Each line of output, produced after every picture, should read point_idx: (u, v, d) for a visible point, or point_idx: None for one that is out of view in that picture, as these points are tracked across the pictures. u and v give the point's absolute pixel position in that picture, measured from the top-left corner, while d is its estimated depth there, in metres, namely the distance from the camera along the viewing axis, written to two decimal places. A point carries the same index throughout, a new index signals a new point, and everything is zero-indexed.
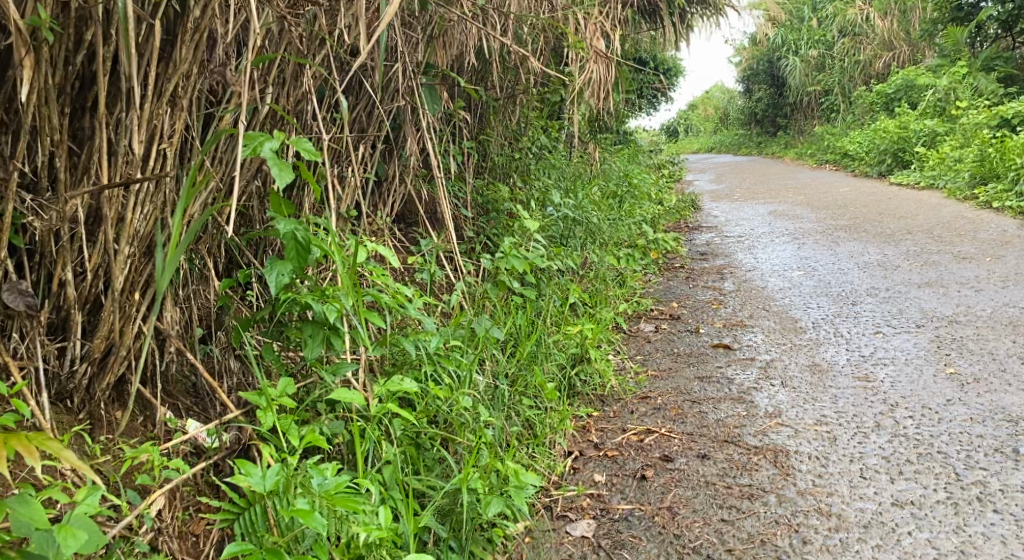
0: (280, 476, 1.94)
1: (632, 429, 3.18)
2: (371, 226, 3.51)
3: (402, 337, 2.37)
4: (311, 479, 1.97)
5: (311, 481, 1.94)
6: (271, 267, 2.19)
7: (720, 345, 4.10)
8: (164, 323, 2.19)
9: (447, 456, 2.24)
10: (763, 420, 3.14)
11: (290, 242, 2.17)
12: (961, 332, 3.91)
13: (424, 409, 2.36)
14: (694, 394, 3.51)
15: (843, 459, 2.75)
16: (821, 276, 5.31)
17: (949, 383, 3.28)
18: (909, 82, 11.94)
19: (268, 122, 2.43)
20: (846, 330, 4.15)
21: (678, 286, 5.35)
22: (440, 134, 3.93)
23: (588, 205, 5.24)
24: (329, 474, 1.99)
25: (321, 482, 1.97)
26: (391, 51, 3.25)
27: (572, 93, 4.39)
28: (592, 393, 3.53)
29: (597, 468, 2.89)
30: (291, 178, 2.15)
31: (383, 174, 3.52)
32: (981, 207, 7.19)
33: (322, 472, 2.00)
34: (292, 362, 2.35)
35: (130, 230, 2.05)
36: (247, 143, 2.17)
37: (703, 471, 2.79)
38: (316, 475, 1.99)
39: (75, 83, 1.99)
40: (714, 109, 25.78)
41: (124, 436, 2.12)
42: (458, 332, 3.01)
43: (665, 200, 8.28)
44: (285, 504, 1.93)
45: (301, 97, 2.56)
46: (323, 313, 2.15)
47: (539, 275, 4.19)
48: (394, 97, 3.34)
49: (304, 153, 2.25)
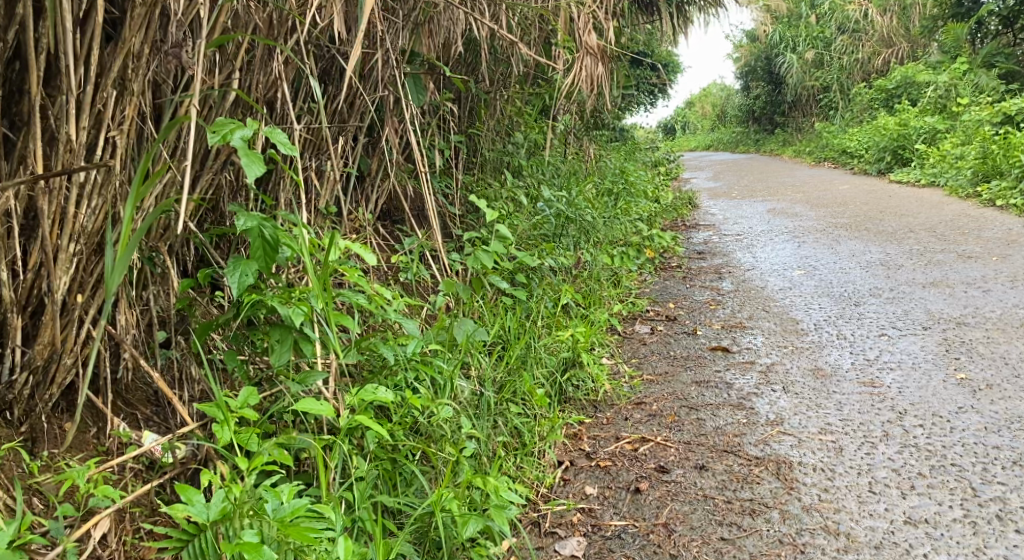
0: (225, 503, 1.78)
1: (626, 437, 3.01)
2: (353, 223, 3.35)
3: (379, 343, 2.19)
4: (265, 504, 1.81)
5: (266, 507, 1.79)
6: (235, 267, 1.99)
7: (718, 348, 3.94)
8: (117, 327, 2.04)
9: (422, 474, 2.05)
10: (764, 428, 2.98)
11: (256, 240, 1.99)
12: (969, 334, 3.76)
13: (400, 420, 2.18)
14: (691, 400, 3.34)
15: (850, 472, 2.58)
16: (822, 276, 5.15)
17: (960, 389, 3.12)
18: (908, 79, 11.79)
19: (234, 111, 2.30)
20: (850, 332, 3.99)
21: (675, 286, 5.18)
22: (425, 127, 3.76)
23: (582, 203, 5.08)
24: (285, 498, 1.83)
25: (276, 506, 1.81)
26: (367, 37, 3.09)
27: (560, 91, 4.16)
28: (585, 399, 3.37)
29: (589, 480, 2.72)
30: (262, 171, 1.97)
31: (366, 168, 3.39)
32: (985, 205, 7.04)
33: (278, 495, 1.84)
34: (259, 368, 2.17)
35: (75, 225, 1.90)
36: (214, 130, 1.99)
37: (701, 483, 2.62)
38: (271, 498, 1.84)
39: (10, 66, 1.84)
40: (710, 106, 25.63)
41: (71, 449, 1.96)
42: (443, 335, 2.85)
43: (661, 197, 8.11)
44: (232, 537, 1.75)
45: (271, 83, 2.40)
46: (291, 317, 1.97)
47: (530, 274, 4.02)
48: (378, 87, 3.21)
49: (275, 143, 2.08)
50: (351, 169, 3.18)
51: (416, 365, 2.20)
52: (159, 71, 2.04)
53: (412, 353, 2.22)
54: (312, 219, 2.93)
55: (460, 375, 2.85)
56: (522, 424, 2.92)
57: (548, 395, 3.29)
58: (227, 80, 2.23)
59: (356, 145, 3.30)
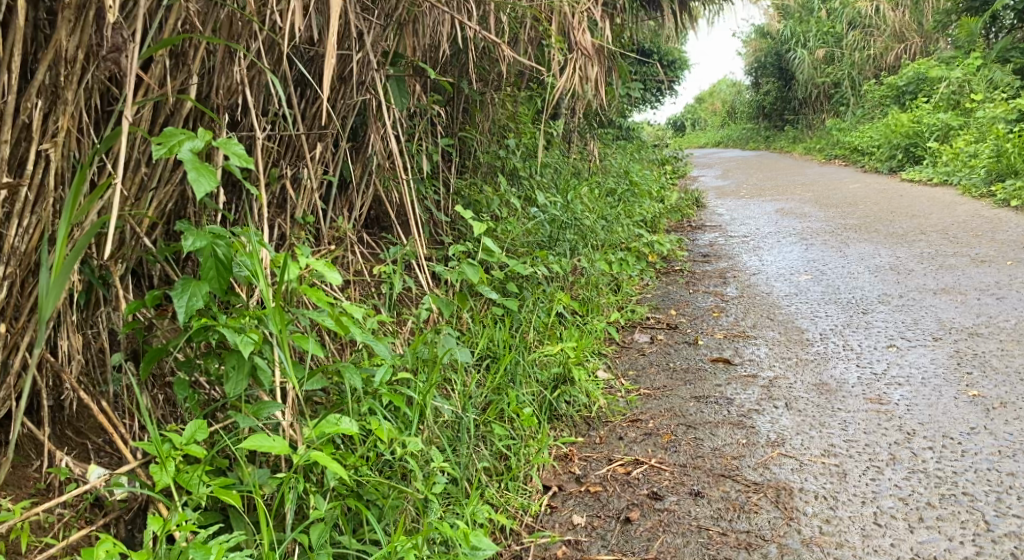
0: None
1: (618, 459, 2.86)
2: (334, 233, 3.21)
3: (345, 366, 2.03)
4: None
5: None
6: (183, 290, 1.83)
7: (720, 359, 3.78)
8: (58, 354, 2.00)
9: (379, 521, 1.91)
10: (764, 450, 2.82)
11: (208, 259, 1.83)
12: (983, 346, 3.58)
13: (362, 457, 2.04)
14: (689, 417, 3.19)
15: (854, 501, 2.43)
16: (830, 281, 4.98)
17: (972, 408, 2.96)
18: (921, 75, 11.57)
19: (191, 120, 2.20)
20: (857, 342, 3.82)
21: (678, 291, 5.01)
22: (410, 130, 3.61)
23: (581, 206, 4.92)
24: (213, 555, 1.68)
25: None
26: (342, 38, 2.96)
27: (554, 94, 3.97)
28: (577, 417, 3.21)
29: (577, 508, 2.57)
30: (212, 185, 1.83)
31: (349, 174, 3.26)
32: (999, 206, 6.85)
33: (207, 552, 1.69)
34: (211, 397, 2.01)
35: (6, 246, 1.92)
36: (161, 141, 1.86)
37: (696, 512, 2.48)
38: (199, 556, 1.68)
39: None
40: (719, 103, 25.37)
41: (8, 486, 1.95)
42: (424, 352, 2.70)
43: (667, 197, 7.92)
44: None
45: (232, 88, 2.27)
46: (240, 345, 1.81)
47: (522, 283, 3.87)
48: (360, 92, 3.09)
49: (229, 154, 1.93)
50: (330, 177, 3.05)
51: (384, 392, 2.04)
52: (99, 77, 2.02)
53: (381, 378, 2.06)
54: (287, 229, 2.79)
55: (441, 395, 2.70)
56: (508, 445, 2.77)
57: (539, 413, 3.14)
58: (182, 86, 2.14)
59: (338, 151, 3.17)
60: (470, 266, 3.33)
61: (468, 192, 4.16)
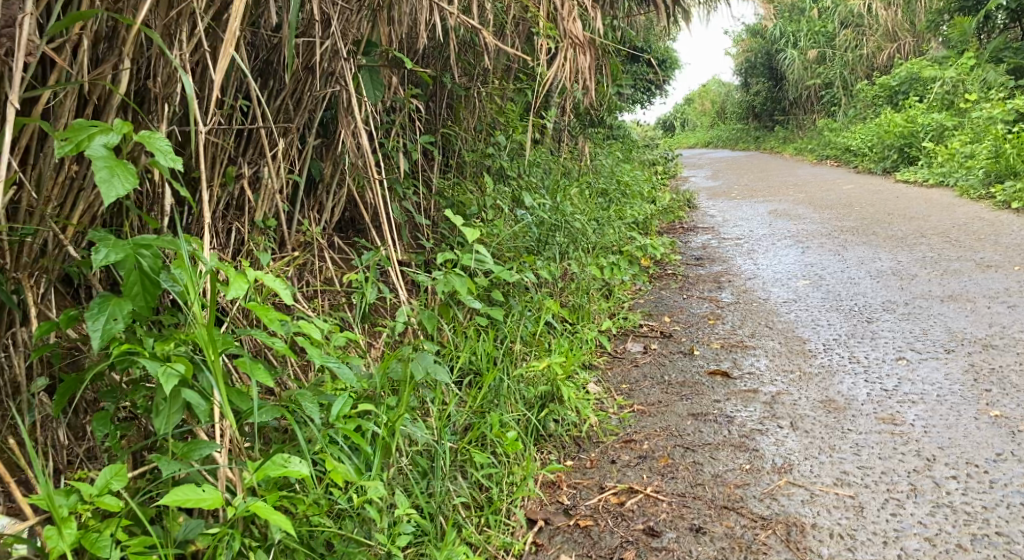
0: None
1: (610, 487, 2.63)
2: (301, 237, 2.98)
3: (301, 394, 1.83)
4: None
5: None
6: (102, 309, 1.63)
7: (717, 373, 3.52)
8: None
9: None
10: (770, 477, 2.59)
11: (132, 272, 1.65)
12: (1000, 360, 3.35)
13: (313, 502, 1.83)
14: (687, 437, 2.94)
15: (874, 541, 2.25)
16: (830, 287, 4.74)
17: (997, 431, 2.73)
18: (913, 74, 11.33)
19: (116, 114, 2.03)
20: (863, 354, 3.58)
21: (671, 297, 4.77)
22: (385, 125, 3.36)
23: (570, 208, 4.66)
24: None
25: None
26: (307, 23, 2.72)
27: (541, 86, 3.69)
28: (566, 438, 2.97)
29: (566, 546, 2.35)
30: (125, 185, 1.71)
31: (318, 174, 3.03)
32: (1000, 208, 6.62)
33: None
34: (134, 437, 1.82)
35: None
36: (70, 136, 1.74)
37: (699, 552, 2.27)
38: None
39: None
40: (708, 103, 25.13)
41: None
42: (397, 371, 2.44)
43: (658, 198, 7.66)
44: None
45: (167, 78, 2.07)
46: (164, 379, 1.56)
47: (506, 290, 3.62)
48: (328, 83, 2.87)
49: (153, 149, 1.78)
50: (294, 177, 2.83)
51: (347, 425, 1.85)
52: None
53: (344, 410, 1.86)
54: (243, 234, 2.58)
55: (415, 419, 2.45)
56: (489, 474, 2.52)
57: (522, 433, 2.89)
58: (102, 75, 1.95)
59: (305, 149, 2.96)
60: (445, 274, 3.07)
61: (451, 192, 3.90)
